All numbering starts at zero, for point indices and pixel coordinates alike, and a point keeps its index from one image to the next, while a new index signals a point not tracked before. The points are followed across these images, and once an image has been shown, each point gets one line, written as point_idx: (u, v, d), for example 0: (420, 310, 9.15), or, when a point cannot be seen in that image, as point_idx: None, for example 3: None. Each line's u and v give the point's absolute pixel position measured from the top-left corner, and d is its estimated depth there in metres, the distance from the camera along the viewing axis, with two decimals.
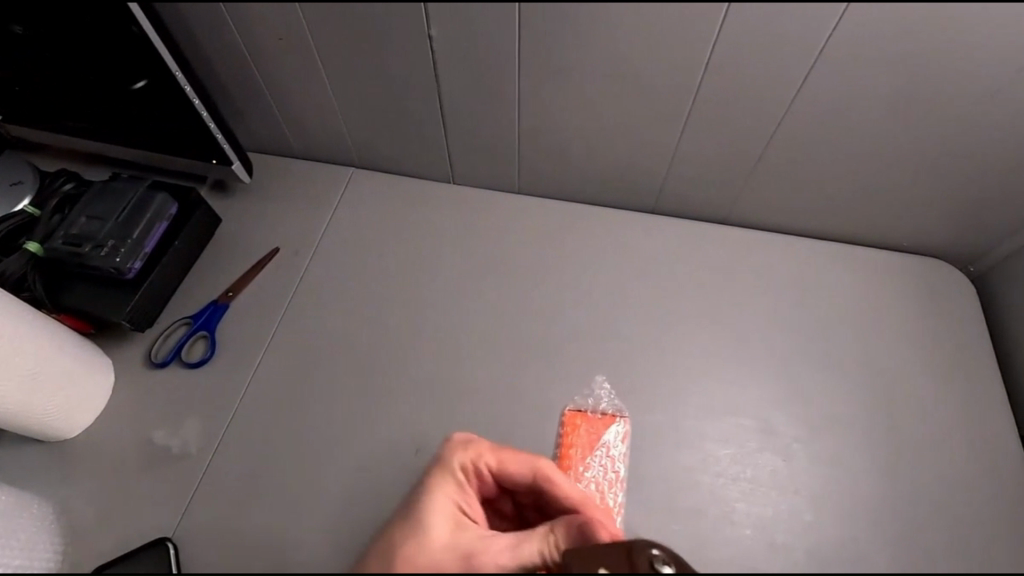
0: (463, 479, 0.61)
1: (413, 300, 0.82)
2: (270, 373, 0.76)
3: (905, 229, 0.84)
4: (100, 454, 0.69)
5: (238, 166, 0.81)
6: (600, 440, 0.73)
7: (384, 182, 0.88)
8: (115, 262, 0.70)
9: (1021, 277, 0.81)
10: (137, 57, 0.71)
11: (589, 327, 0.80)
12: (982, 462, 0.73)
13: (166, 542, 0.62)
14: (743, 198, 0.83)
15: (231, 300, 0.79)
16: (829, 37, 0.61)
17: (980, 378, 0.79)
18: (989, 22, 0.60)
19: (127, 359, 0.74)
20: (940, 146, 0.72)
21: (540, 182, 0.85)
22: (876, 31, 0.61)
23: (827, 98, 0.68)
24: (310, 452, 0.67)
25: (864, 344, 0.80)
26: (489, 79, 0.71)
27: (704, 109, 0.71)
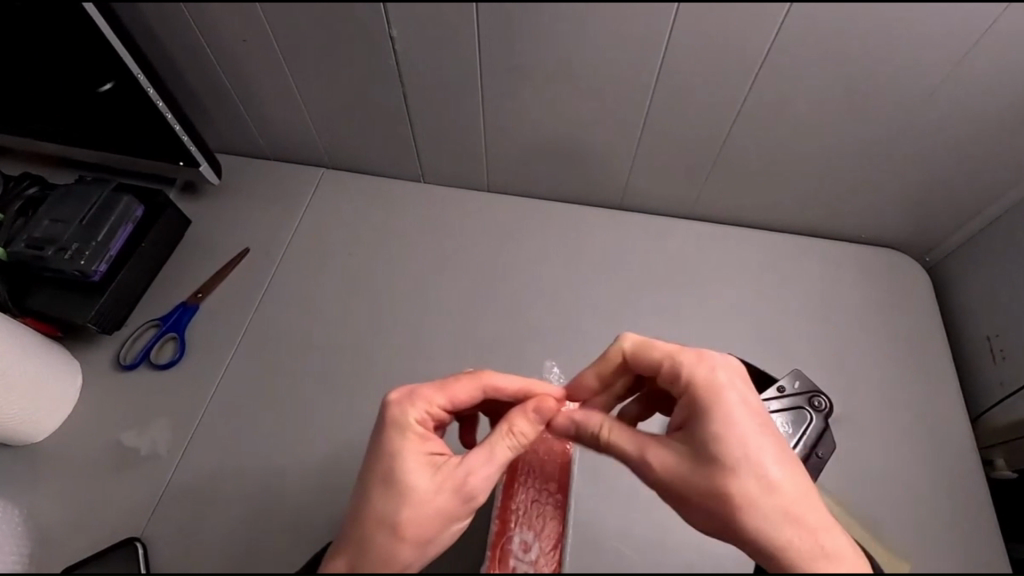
0: (422, 431, 0.56)
1: (379, 296, 0.81)
2: (235, 373, 0.74)
3: (861, 220, 0.84)
4: (68, 456, 0.70)
5: (205, 168, 0.82)
6: None
7: (351, 180, 0.89)
8: (79, 266, 0.71)
9: (974, 264, 0.80)
10: (100, 60, 0.72)
11: (551, 324, 0.79)
12: (944, 451, 0.72)
13: (134, 542, 0.63)
14: (704, 192, 0.84)
15: (201, 301, 0.79)
16: (779, 33, 0.60)
17: (936, 368, 0.78)
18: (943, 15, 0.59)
19: (100, 360, 0.75)
20: (900, 136, 0.72)
21: (504, 178, 0.87)
22: (826, 24, 0.60)
23: (779, 92, 0.68)
24: (274, 438, 0.70)
25: (825, 339, 0.79)
26: (448, 76, 0.70)
27: (661, 102, 0.71)
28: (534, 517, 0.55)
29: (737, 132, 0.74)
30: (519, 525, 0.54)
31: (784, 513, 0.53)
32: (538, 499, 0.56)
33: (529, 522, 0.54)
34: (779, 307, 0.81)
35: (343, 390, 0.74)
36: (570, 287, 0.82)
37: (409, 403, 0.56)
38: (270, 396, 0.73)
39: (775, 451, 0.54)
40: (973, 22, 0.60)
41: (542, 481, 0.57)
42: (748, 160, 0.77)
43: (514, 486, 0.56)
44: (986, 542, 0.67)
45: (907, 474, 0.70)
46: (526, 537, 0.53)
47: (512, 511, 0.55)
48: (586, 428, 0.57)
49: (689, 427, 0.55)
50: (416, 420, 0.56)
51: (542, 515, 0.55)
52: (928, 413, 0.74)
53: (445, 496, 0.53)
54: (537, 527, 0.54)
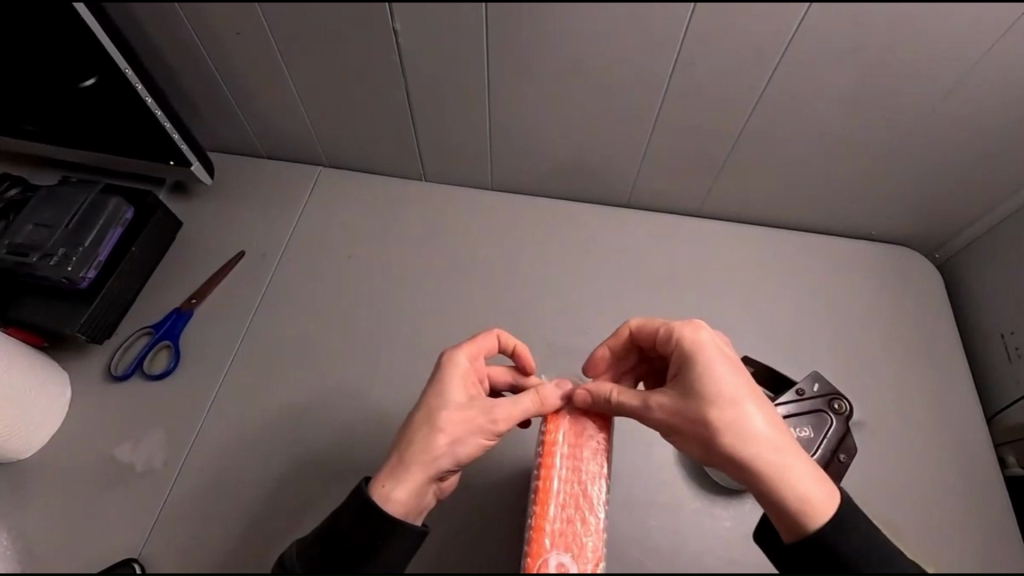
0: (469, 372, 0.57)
1: (382, 300, 0.78)
2: (234, 383, 0.71)
3: (871, 218, 0.83)
4: (59, 473, 0.66)
5: (198, 167, 0.79)
6: (586, 437, 0.54)
7: (351, 180, 0.86)
8: (66, 272, 0.67)
9: (985, 261, 0.80)
10: (84, 54, 0.68)
11: (561, 327, 0.77)
12: (960, 451, 0.71)
13: (132, 563, 0.60)
14: (714, 191, 0.82)
15: (195, 307, 0.76)
16: (797, 26, 0.59)
17: (949, 367, 0.77)
18: (960, 10, 0.58)
19: (90, 371, 0.72)
20: (915, 133, 0.71)
21: (509, 177, 0.84)
22: (844, 19, 0.59)
23: (793, 89, 0.66)
24: (277, 451, 0.67)
25: (838, 338, 0.78)
26: (454, 72, 0.68)
27: (674, 100, 0.69)
28: (571, 537, 0.49)
29: (751, 129, 0.72)
30: (555, 548, 0.48)
31: (768, 442, 0.52)
32: (571, 518, 0.50)
33: (563, 544, 0.49)
34: (792, 307, 0.80)
35: (347, 399, 0.71)
36: (580, 288, 0.80)
37: (456, 348, 0.56)
38: (272, 407, 0.70)
39: (757, 402, 0.53)
40: (991, 19, 0.59)
41: (574, 497, 0.51)
42: (761, 157, 0.75)
43: (545, 503, 0.50)
44: (1004, 541, 0.66)
45: (926, 475, 0.69)
46: (563, 559, 0.48)
47: (547, 531, 0.49)
48: (599, 392, 0.55)
49: (679, 376, 0.55)
50: (463, 365, 0.56)
51: (580, 539, 0.49)
52: (942, 412, 0.74)
53: (484, 417, 0.54)
54: (572, 549, 0.48)
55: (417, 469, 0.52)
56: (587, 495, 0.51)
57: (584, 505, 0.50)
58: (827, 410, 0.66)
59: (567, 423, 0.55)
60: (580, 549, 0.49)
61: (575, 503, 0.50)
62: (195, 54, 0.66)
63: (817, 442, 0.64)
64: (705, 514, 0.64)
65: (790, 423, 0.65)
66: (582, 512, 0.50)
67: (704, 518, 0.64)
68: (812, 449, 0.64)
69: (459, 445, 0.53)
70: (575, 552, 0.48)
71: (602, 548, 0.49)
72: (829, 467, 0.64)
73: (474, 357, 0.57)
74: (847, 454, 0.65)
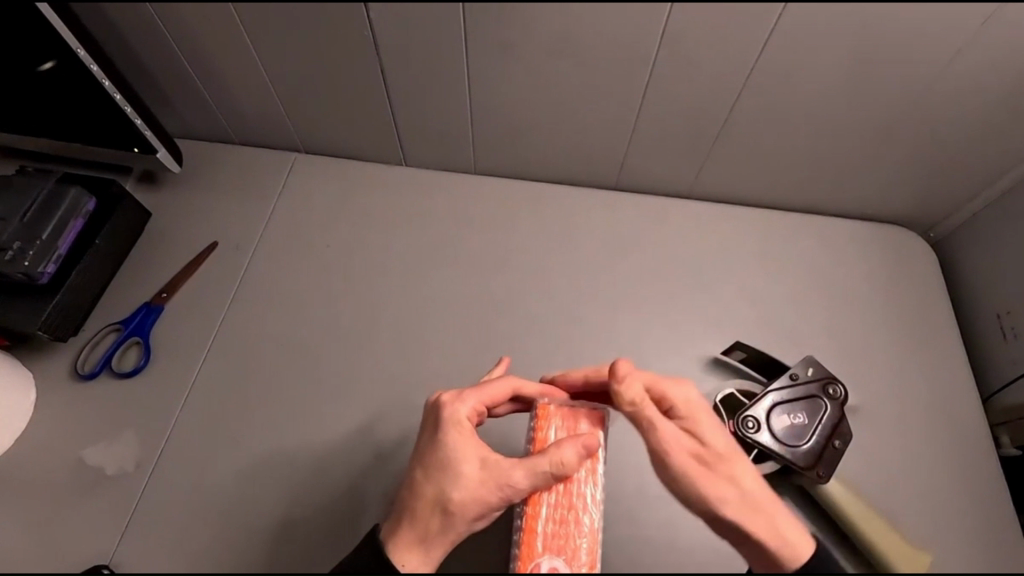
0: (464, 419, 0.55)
1: (363, 290, 0.75)
2: (207, 381, 0.68)
3: (865, 198, 0.81)
4: (24, 477, 0.63)
5: (165, 155, 0.75)
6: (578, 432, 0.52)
7: (328, 167, 0.83)
8: (23, 267, 0.63)
9: (981, 240, 0.78)
10: (36, 35, 0.64)
11: (548, 314, 0.75)
12: (956, 435, 0.70)
13: (102, 569, 0.58)
14: (705, 172, 0.79)
15: (166, 301, 0.73)
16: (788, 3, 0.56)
17: (944, 349, 0.76)
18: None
19: (56, 369, 0.68)
20: (913, 110, 0.68)
21: (493, 161, 0.81)
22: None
23: (784, 67, 0.63)
24: (254, 450, 0.65)
25: (833, 321, 0.76)
26: (430, 52, 0.64)
27: (662, 78, 0.66)
28: (565, 540, 0.48)
29: (741, 107, 0.69)
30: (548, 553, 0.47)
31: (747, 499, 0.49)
32: (563, 519, 0.49)
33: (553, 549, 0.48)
34: (785, 290, 0.78)
35: (326, 396, 0.68)
36: (567, 274, 0.78)
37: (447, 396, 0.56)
38: (248, 405, 0.67)
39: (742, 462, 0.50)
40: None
41: (565, 497, 0.50)
42: (752, 136, 0.73)
43: (536, 503, 0.49)
44: (998, 523, 0.66)
45: (921, 459, 0.68)
46: (555, 564, 0.47)
47: (539, 533, 0.48)
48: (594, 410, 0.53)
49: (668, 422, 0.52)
50: (461, 414, 0.55)
51: (574, 542, 0.47)
52: (937, 395, 0.73)
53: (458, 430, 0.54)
54: (565, 553, 0.47)
55: (425, 506, 0.52)
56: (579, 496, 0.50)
57: (576, 504, 0.49)
58: (822, 396, 0.65)
59: (559, 418, 0.53)
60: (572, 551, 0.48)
61: (568, 504, 0.49)
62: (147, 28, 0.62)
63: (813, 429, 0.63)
64: None
65: (784, 408, 0.64)
66: (574, 514, 0.49)
67: None
68: (805, 435, 0.63)
69: (456, 467, 0.52)
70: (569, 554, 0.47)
71: (597, 550, 0.48)
72: (823, 454, 0.63)
73: (476, 406, 0.56)
74: (841, 441, 0.64)
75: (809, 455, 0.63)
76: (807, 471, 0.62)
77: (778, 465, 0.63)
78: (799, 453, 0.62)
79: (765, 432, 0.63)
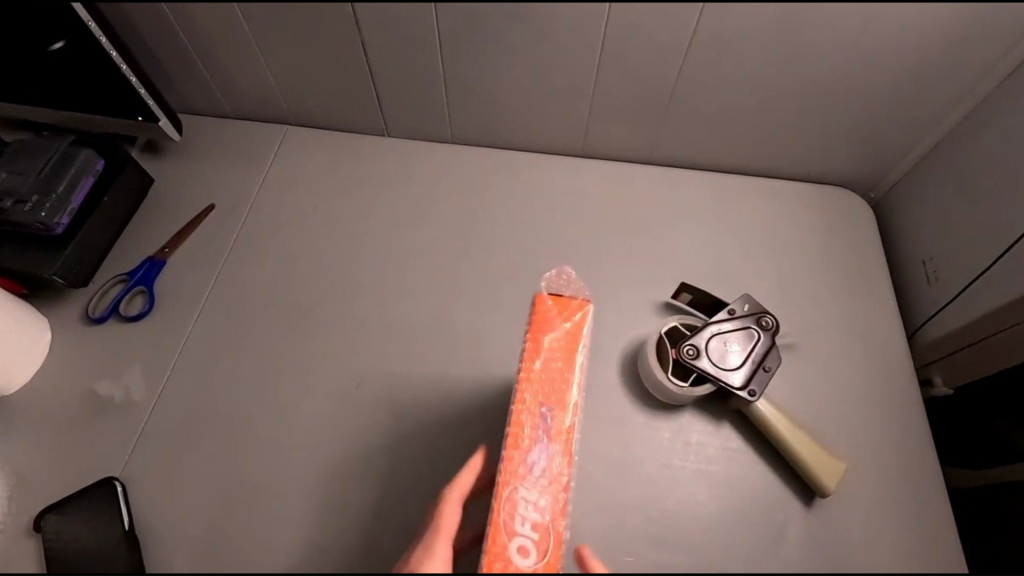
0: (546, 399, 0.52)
1: (347, 248, 0.82)
2: (207, 325, 0.75)
3: (809, 162, 0.88)
4: (41, 406, 0.70)
5: (166, 124, 0.82)
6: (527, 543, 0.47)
7: (315, 137, 0.90)
8: (41, 217, 0.70)
9: (912, 198, 0.85)
10: (53, 11, 0.71)
11: (517, 266, 0.82)
12: (883, 372, 0.78)
13: (112, 481, 0.65)
14: (662, 138, 0.86)
15: (168, 256, 0.80)
16: None
17: (876, 298, 0.83)
18: None
19: (68, 314, 0.75)
20: (847, 80, 0.73)
21: (467, 130, 0.88)
22: None
23: (723, 38, 0.70)
24: (248, 384, 0.72)
25: (776, 272, 0.84)
26: (404, 25, 0.70)
27: (614, 49, 0.73)
28: (517, 427, 0.50)
29: (688, 78, 0.76)
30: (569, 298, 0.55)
31: None
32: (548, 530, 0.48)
33: (563, 300, 0.54)
34: (733, 246, 0.86)
35: (315, 338, 0.75)
36: (537, 232, 0.85)
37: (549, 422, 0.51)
38: (243, 346, 0.74)
39: None
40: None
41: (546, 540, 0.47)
42: (701, 104, 0.79)
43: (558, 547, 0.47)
44: (914, 446, 0.74)
45: (849, 392, 0.76)
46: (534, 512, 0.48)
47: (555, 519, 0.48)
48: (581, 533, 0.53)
49: None
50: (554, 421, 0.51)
51: (525, 460, 0.49)
52: (868, 337, 0.80)
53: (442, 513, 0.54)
54: (577, 352, 0.52)
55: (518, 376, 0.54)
56: (517, 531, 0.47)
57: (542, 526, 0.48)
58: (756, 326, 0.72)
59: None
60: (575, 323, 0.54)
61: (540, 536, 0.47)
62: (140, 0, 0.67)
63: (743, 355, 0.71)
64: (646, 426, 0.72)
65: (721, 337, 0.71)
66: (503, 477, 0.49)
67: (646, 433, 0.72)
68: (736, 362, 0.71)
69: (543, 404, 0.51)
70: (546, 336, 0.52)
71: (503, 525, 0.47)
72: (754, 375, 0.70)
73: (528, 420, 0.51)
74: (771, 364, 0.71)
75: (742, 377, 0.70)
76: (739, 390, 0.69)
77: (713, 387, 0.71)
78: (731, 375, 0.70)
79: (704, 358, 0.70)
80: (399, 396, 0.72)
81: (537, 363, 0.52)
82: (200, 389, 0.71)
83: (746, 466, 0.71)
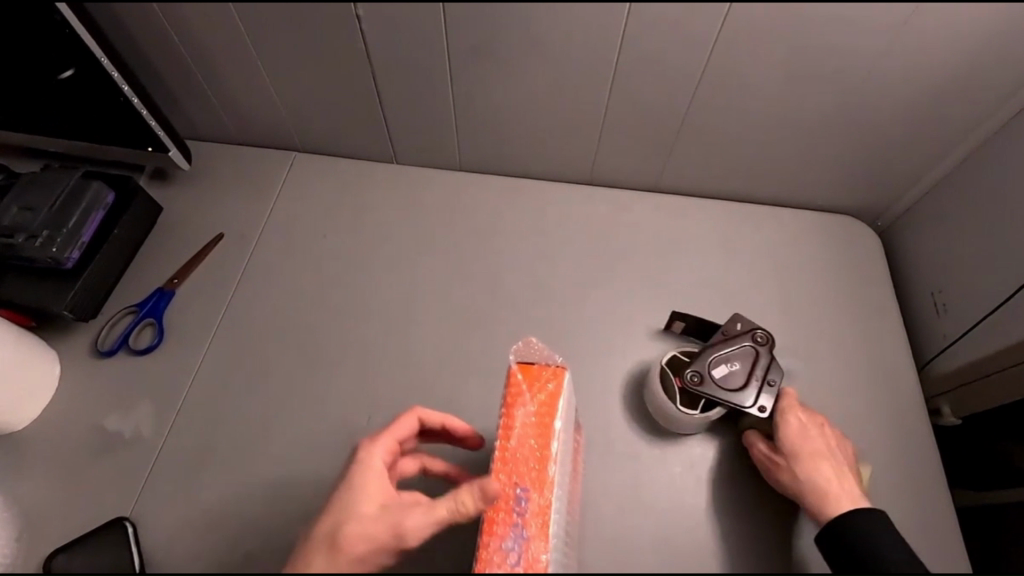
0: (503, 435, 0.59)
1: (356, 276, 0.82)
2: (217, 357, 0.75)
3: (817, 191, 0.88)
4: (50, 443, 0.70)
5: (176, 153, 0.83)
6: None
7: (324, 164, 0.90)
8: (51, 252, 0.70)
9: (919, 228, 0.86)
10: (65, 44, 0.71)
11: (527, 297, 0.82)
12: (892, 404, 0.79)
13: (123, 522, 0.64)
14: (670, 167, 0.87)
15: (177, 286, 0.80)
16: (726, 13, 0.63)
17: (883, 327, 0.84)
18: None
19: (76, 348, 0.75)
20: (855, 110, 0.74)
21: (476, 158, 0.89)
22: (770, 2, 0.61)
23: (732, 73, 0.70)
24: (259, 418, 0.71)
25: (784, 301, 0.84)
26: (417, 57, 0.71)
27: (624, 81, 0.73)
28: (494, 512, 0.54)
29: (697, 109, 0.76)
30: (540, 367, 0.61)
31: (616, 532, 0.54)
32: None
33: (532, 373, 0.60)
34: (742, 275, 0.86)
35: (325, 370, 0.75)
36: (546, 261, 0.85)
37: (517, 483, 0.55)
38: (253, 378, 0.74)
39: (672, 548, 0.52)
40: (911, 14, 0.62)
41: None
42: (709, 136, 0.80)
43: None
44: (925, 479, 0.74)
45: (857, 423, 0.77)
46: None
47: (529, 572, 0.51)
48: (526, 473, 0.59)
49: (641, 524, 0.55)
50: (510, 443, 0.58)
51: (500, 547, 0.52)
52: (876, 366, 0.81)
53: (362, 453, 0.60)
54: (550, 427, 0.57)
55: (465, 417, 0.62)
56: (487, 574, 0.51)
57: None
58: (752, 342, 0.71)
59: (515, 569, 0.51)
60: (546, 394, 0.59)
61: None
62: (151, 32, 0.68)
63: (745, 374, 0.70)
64: (658, 461, 0.72)
65: (720, 359, 0.70)
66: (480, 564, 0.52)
67: (657, 466, 0.72)
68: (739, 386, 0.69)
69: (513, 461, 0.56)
70: (518, 411, 0.58)
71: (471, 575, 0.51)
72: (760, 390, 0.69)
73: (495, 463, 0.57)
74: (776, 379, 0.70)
75: (749, 395, 0.69)
76: (749, 409, 0.69)
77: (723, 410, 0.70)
78: (739, 397, 0.69)
79: (709, 384, 0.69)
80: (410, 429, 0.72)
81: (512, 442, 0.57)
82: (211, 425, 0.71)
83: (759, 499, 0.71)
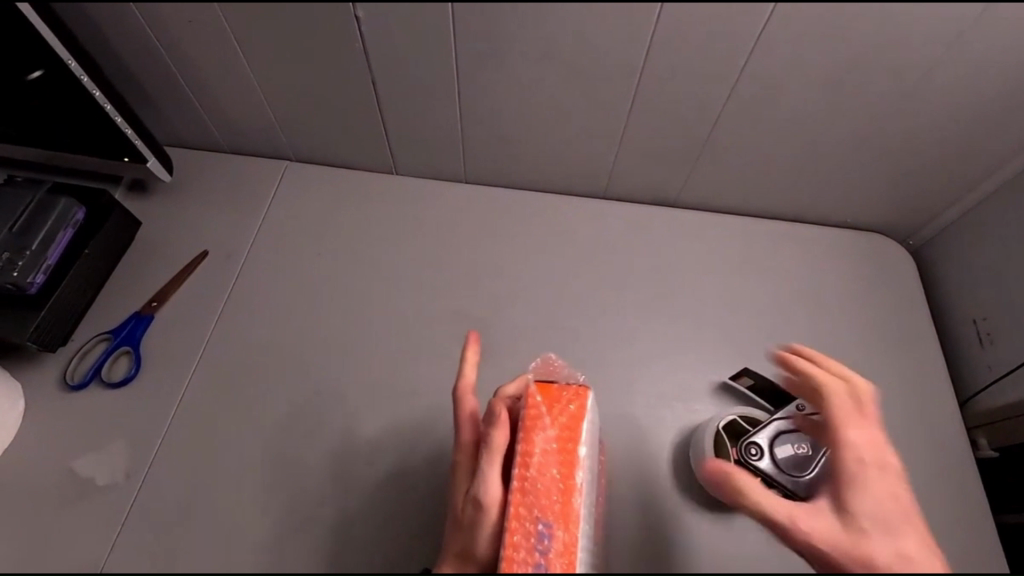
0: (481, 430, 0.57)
1: (355, 297, 0.76)
2: (201, 390, 0.69)
3: (848, 207, 0.83)
4: (11, 488, 0.64)
5: (155, 164, 0.76)
6: None
7: (320, 175, 0.83)
8: (12, 278, 0.65)
9: (961, 247, 0.81)
10: (27, 46, 0.64)
11: (541, 321, 0.76)
12: (935, 437, 0.73)
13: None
14: (692, 182, 0.81)
15: (156, 310, 0.74)
16: (762, 29, 0.59)
17: (919, 352, 0.79)
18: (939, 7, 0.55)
19: (44, 381, 0.69)
20: (896, 122, 0.69)
21: (486, 170, 0.82)
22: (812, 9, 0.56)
23: (763, 80, 0.65)
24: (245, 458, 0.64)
25: (813, 325, 0.79)
26: (420, 59, 0.65)
27: (646, 91, 0.68)
28: (511, 550, 0.47)
29: (727, 120, 0.71)
30: (561, 387, 0.56)
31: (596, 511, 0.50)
32: None
33: (551, 394, 0.55)
34: (768, 297, 0.80)
35: (322, 403, 0.69)
36: (559, 281, 0.79)
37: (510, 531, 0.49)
38: (238, 412, 0.67)
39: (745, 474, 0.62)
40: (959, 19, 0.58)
41: None
42: (735, 150, 0.75)
43: None
44: (975, 520, 0.68)
45: (897, 455, 0.71)
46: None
47: None
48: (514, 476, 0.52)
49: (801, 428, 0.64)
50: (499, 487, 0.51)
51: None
52: (913, 396, 0.76)
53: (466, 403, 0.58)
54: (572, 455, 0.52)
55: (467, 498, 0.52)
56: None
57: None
58: None
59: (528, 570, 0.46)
60: (567, 416, 0.54)
61: None
62: (125, 14, 0.62)
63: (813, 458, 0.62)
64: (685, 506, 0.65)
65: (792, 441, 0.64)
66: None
67: (684, 512, 0.65)
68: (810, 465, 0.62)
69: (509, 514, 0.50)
70: (537, 437, 0.52)
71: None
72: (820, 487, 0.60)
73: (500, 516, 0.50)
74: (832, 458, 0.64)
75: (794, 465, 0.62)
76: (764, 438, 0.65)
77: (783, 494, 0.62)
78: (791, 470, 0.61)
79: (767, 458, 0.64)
80: (413, 469, 0.65)
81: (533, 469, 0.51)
82: (191, 467, 0.64)
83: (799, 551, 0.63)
